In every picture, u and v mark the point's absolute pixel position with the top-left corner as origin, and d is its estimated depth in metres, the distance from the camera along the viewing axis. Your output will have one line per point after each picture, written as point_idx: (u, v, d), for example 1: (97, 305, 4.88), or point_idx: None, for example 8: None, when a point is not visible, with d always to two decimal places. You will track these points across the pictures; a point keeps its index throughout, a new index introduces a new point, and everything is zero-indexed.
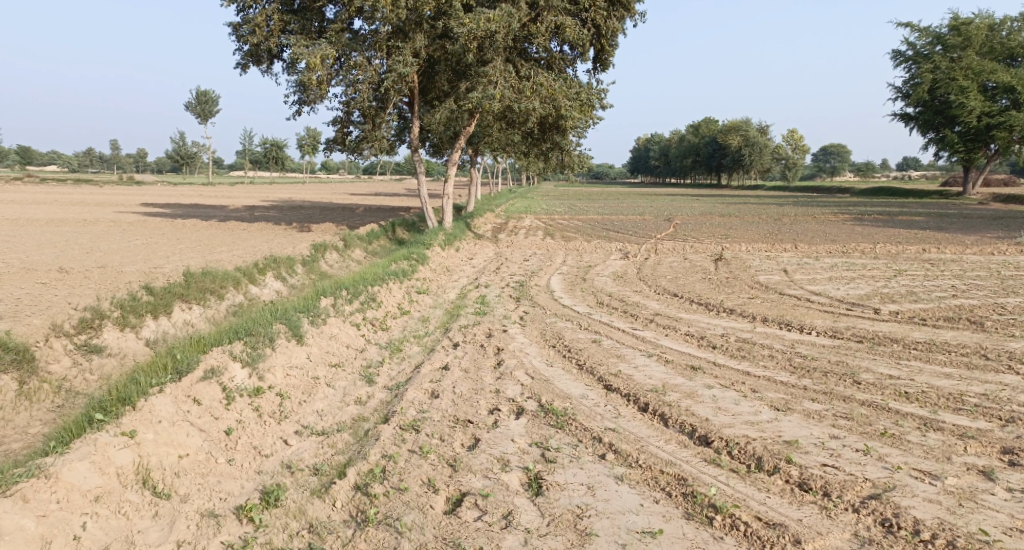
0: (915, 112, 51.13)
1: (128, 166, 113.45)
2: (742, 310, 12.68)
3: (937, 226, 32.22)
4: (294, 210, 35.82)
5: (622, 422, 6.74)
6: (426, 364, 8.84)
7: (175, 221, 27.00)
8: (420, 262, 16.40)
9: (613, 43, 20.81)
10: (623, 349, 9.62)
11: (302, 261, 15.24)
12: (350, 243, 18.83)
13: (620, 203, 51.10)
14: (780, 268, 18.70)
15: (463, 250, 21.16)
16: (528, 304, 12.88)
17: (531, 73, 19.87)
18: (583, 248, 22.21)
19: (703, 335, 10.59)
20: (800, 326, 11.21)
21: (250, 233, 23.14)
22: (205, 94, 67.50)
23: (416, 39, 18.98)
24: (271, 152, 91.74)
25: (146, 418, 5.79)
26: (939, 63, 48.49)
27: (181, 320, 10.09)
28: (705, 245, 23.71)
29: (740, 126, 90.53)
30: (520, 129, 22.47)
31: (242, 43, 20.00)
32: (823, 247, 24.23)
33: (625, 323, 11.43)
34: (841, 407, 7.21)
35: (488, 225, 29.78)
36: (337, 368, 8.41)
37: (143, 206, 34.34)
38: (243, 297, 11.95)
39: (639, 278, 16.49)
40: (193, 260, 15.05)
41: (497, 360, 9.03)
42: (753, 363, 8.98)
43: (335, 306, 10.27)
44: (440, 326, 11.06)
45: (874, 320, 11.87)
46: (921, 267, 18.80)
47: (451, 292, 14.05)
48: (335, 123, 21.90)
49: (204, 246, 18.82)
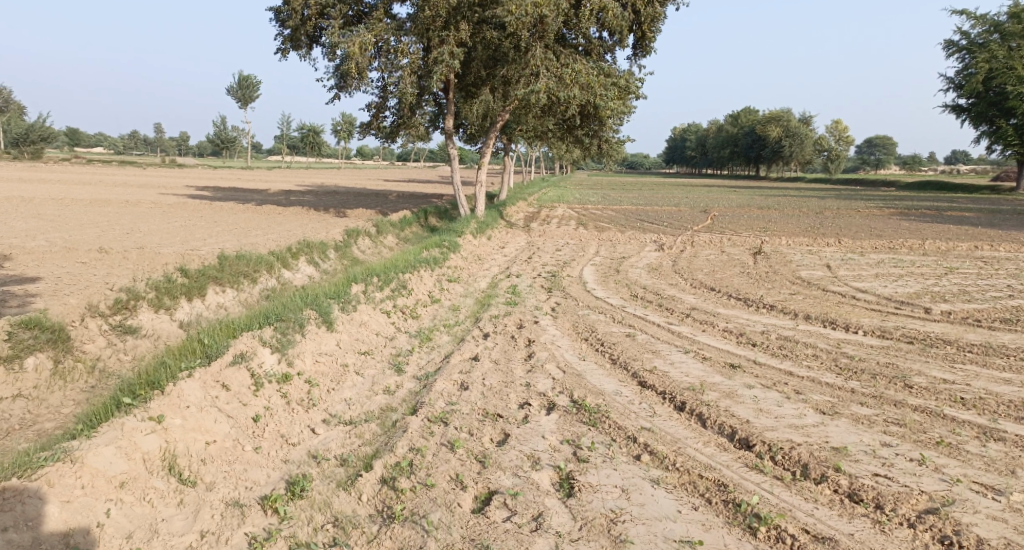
0: (968, 104, 49.28)
1: (170, 150, 115.62)
2: (782, 306, 12.26)
3: (988, 223, 31.04)
4: (329, 196, 35.99)
5: (657, 421, 6.46)
6: (456, 354, 8.66)
7: (213, 204, 27.26)
8: (452, 250, 16.24)
9: (654, 30, 20.27)
10: (659, 344, 9.33)
11: (334, 247, 15.19)
12: (382, 229, 18.75)
13: (656, 193, 50.34)
14: (822, 264, 18.12)
15: (496, 238, 20.95)
16: (560, 295, 12.62)
17: (569, 61, 19.45)
18: (617, 239, 21.83)
19: (741, 331, 10.22)
20: (844, 325, 10.78)
21: (285, 217, 23.23)
22: (245, 79, 68.14)
23: (461, 27, 18.74)
24: (308, 137, 92.58)
25: (174, 403, 5.69)
26: (995, 53, 46.60)
27: (214, 302, 10.05)
28: (743, 238, 23.13)
29: (782, 116, 88.49)
30: (556, 117, 22.11)
31: (282, 28, 19.96)
32: (867, 242, 23.47)
33: (660, 317, 11.12)
34: (891, 413, 6.83)
35: (521, 214, 29.53)
36: (366, 356, 8.27)
37: (183, 189, 34.79)
38: (276, 281, 11.89)
39: (675, 271, 16.11)
40: (229, 243, 15.08)
41: (528, 353, 8.81)
42: (795, 363, 8.62)
43: (366, 293, 10.14)
44: (471, 315, 10.88)
45: (923, 320, 11.37)
46: (972, 266, 18.06)
47: (483, 281, 13.86)
48: (371, 109, 21.78)
49: (239, 229, 18.89)
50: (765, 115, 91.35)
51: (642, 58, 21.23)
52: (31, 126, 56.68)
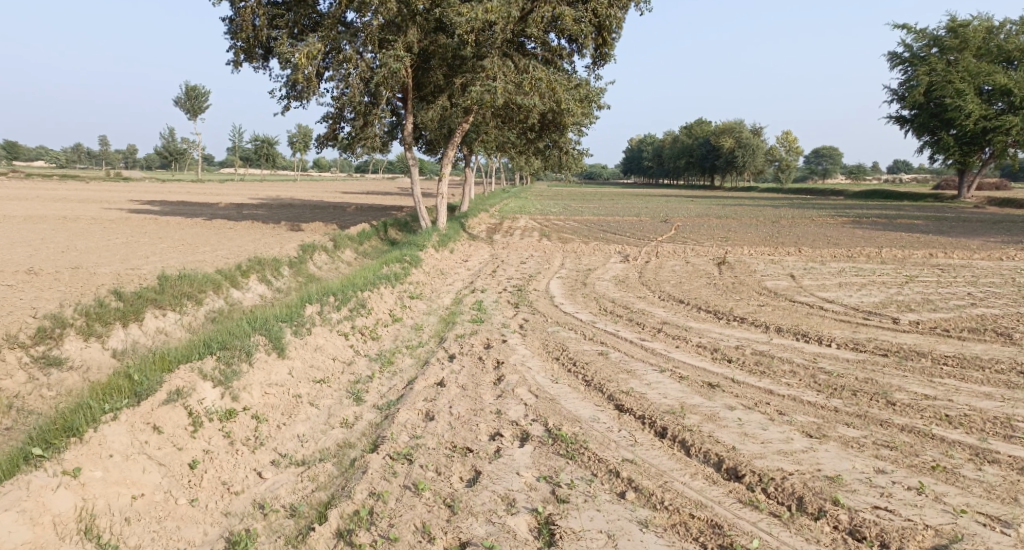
0: (911, 115, 50.72)
1: (117, 164, 112.03)
2: (753, 319, 11.99)
3: (938, 231, 31.64)
4: (284, 209, 35.00)
5: (639, 451, 6.01)
6: (420, 379, 8.09)
7: (160, 219, 26.13)
8: (413, 264, 15.65)
9: (614, 36, 20.00)
10: (633, 363, 8.90)
11: (288, 263, 14.47)
12: (340, 243, 18.03)
13: (615, 203, 50.46)
14: (786, 274, 18.04)
15: (457, 251, 20.40)
16: (527, 311, 12.12)
17: (530, 67, 18.96)
18: (581, 251, 21.48)
19: (716, 347, 9.87)
20: (818, 338, 10.55)
21: (237, 232, 22.34)
22: (194, 89, 66.30)
23: (410, 32, 18.21)
24: (262, 150, 90.71)
25: (93, 454, 5.04)
26: (936, 66, 48.08)
27: (154, 327, 9.34)
28: (706, 248, 23.04)
29: (734, 127, 90.15)
30: (517, 127, 21.74)
31: (234, 39, 19.11)
32: (827, 251, 23.61)
33: (632, 332, 10.71)
34: (880, 435, 6.51)
35: (482, 225, 29.08)
36: (322, 384, 7.65)
37: (129, 204, 33.39)
38: (225, 302, 11.18)
39: (642, 283, 15.80)
40: (174, 261, 14.26)
41: (497, 376, 8.29)
42: (774, 380, 8.30)
43: (322, 314, 9.50)
44: (434, 335, 10.33)
45: (894, 331, 11.20)
46: (931, 274, 18.18)
47: (446, 297, 13.30)
48: (326, 119, 21.09)
49: (187, 246, 17.98)
50: (718, 126, 92.80)
51: (601, 66, 20.99)
52: None
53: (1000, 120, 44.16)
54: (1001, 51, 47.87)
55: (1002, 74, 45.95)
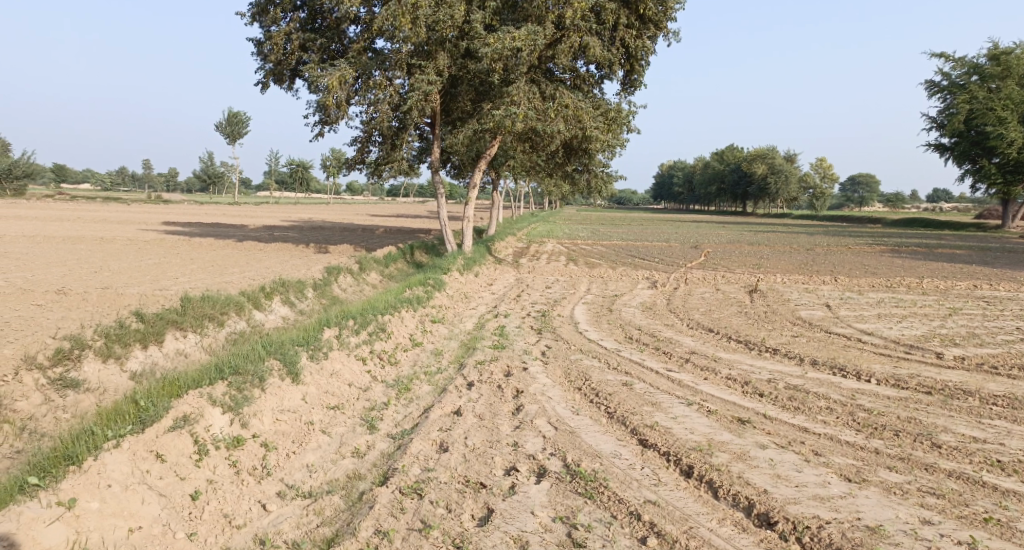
0: (951, 142, 49.60)
1: (157, 185, 114.87)
2: (786, 350, 11.54)
3: (981, 261, 30.60)
4: (315, 231, 35.25)
5: (664, 491, 5.65)
6: (436, 408, 7.83)
7: (191, 240, 26.46)
8: (437, 288, 15.47)
9: (644, 62, 19.85)
10: (659, 395, 8.53)
11: (312, 285, 14.40)
12: (365, 266, 17.97)
13: (644, 229, 49.99)
14: (821, 304, 17.48)
15: (483, 275, 20.21)
16: (550, 337, 11.82)
17: (556, 94, 18.97)
18: (609, 276, 21.14)
19: (746, 379, 9.45)
20: (855, 372, 10.07)
21: (266, 254, 22.47)
22: (234, 115, 67.90)
23: (439, 57, 18.33)
24: (297, 172, 92.26)
25: (91, 484, 4.90)
26: (976, 93, 47.05)
27: (174, 349, 9.26)
28: (737, 276, 22.52)
29: (767, 153, 89.19)
30: (545, 152, 21.63)
31: (264, 61, 19.38)
32: (863, 280, 22.91)
33: (658, 362, 10.33)
34: (925, 481, 6.06)
35: (510, 249, 28.92)
36: (336, 410, 7.43)
37: (164, 225, 33.92)
38: (246, 324, 11.09)
39: (670, 310, 15.40)
40: (201, 282, 14.28)
41: (516, 406, 7.99)
42: (809, 418, 7.87)
43: (340, 338, 9.32)
44: (454, 361, 10.07)
45: (936, 367, 10.67)
46: (974, 306, 17.46)
47: (469, 322, 13.07)
48: (355, 142, 21.22)
49: (215, 267, 18.06)
50: (751, 152, 91.94)
51: (632, 92, 20.81)
52: (16, 163, 55.74)
53: None
54: None
55: None
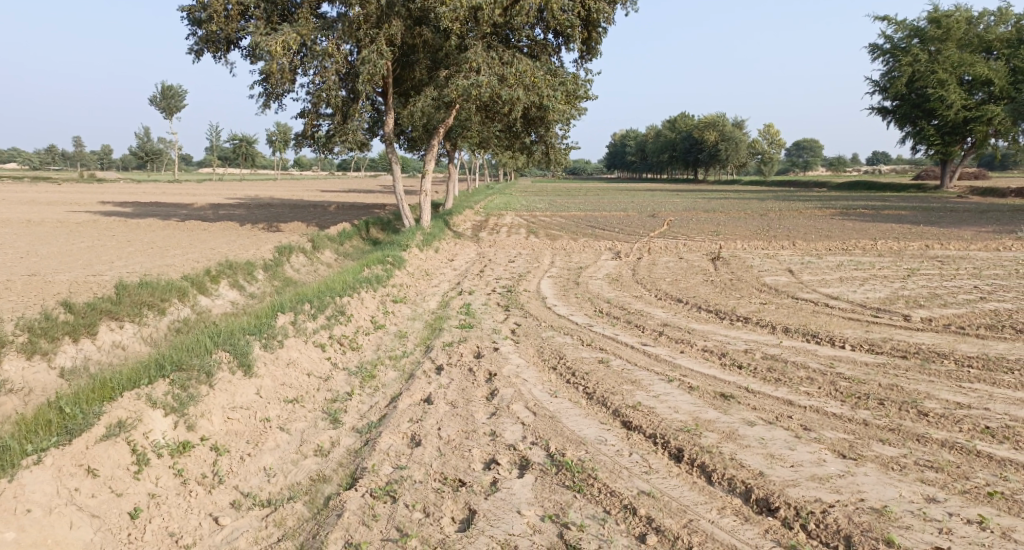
0: (893, 105, 50.56)
1: (93, 165, 109.94)
2: (758, 318, 11.33)
3: (928, 222, 31.22)
4: (263, 209, 33.96)
5: (656, 480, 5.30)
6: (404, 396, 7.31)
7: (129, 221, 25.10)
8: (396, 265, 14.83)
9: (602, 29, 19.33)
10: (637, 372, 8.17)
11: (263, 266, 13.62)
12: (319, 244, 17.20)
13: (600, 198, 49.74)
14: (784, 269, 17.43)
15: (442, 250, 19.61)
16: (518, 314, 11.37)
17: (513, 60, 18.35)
18: (571, 247, 20.76)
19: (723, 351, 9.16)
20: (830, 339, 9.89)
21: (211, 234, 21.39)
22: (170, 89, 65.07)
23: (392, 24, 17.53)
24: (241, 148, 89.23)
25: (7, 510, 4.31)
26: (918, 57, 47.83)
27: (109, 342, 8.57)
28: (698, 243, 22.39)
29: (717, 120, 89.87)
30: (501, 121, 20.98)
31: (198, 28, 18.15)
32: (821, 244, 23.06)
33: (632, 336, 9.99)
34: (921, 453, 5.82)
35: (468, 223, 28.28)
36: (295, 404, 6.86)
37: (102, 206, 32.20)
38: (190, 311, 10.35)
39: (636, 281, 15.10)
40: (140, 266, 13.39)
41: (490, 390, 7.52)
42: (792, 390, 7.62)
43: (295, 323, 8.67)
44: (420, 344, 9.55)
45: (906, 330, 10.59)
46: (931, 266, 17.64)
47: (432, 301, 12.50)
48: (303, 115, 20.22)
49: (156, 250, 17.06)
50: (701, 118, 92.45)
51: (589, 60, 20.27)
52: None
53: (982, 110, 44.05)
54: (981, 41, 47.75)
55: (983, 63, 45.82)
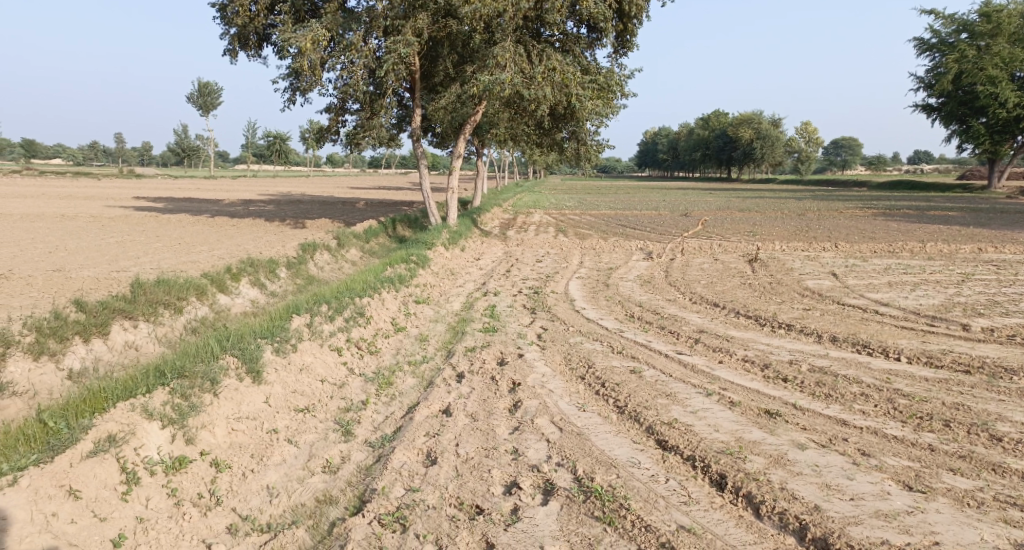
0: (938, 103, 48.74)
1: (132, 160, 112.07)
2: (801, 326, 10.61)
3: (976, 223, 29.83)
4: (293, 205, 33.87)
5: (698, 513, 4.79)
6: (421, 407, 6.82)
7: (159, 216, 25.15)
8: (421, 264, 14.38)
9: (637, 21, 18.59)
10: (673, 385, 7.57)
11: (286, 264, 13.29)
12: (344, 241, 16.85)
13: (631, 196, 48.85)
14: (826, 272, 16.57)
15: (470, 249, 19.15)
16: (546, 318, 10.82)
17: (543, 56, 17.82)
18: (601, 248, 20.12)
19: (765, 362, 8.51)
20: (883, 350, 9.15)
21: (239, 230, 21.22)
22: (206, 85, 65.66)
23: (419, 17, 17.02)
24: (275, 145, 90.06)
25: None
26: (966, 53, 45.98)
27: (121, 342, 8.26)
28: (734, 244, 21.56)
29: (753, 118, 88.11)
30: (531, 117, 20.43)
31: (228, 26, 17.91)
32: (864, 246, 22.07)
33: (666, 344, 9.37)
34: (1001, 487, 5.15)
35: (496, 221, 27.80)
36: (306, 413, 6.42)
37: (135, 201, 32.39)
38: (208, 310, 10.01)
39: (670, 284, 14.43)
40: (163, 262, 13.18)
41: (513, 402, 7.00)
42: (845, 408, 6.95)
43: (311, 324, 8.23)
44: (442, 349, 9.06)
45: (965, 342, 9.79)
46: (985, 271, 16.63)
47: (457, 302, 12.03)
48: (330, 111, 19.93)
49: (181, 246, 16.88)
50: (736, 116, 90.70)
51: (625, 55, 19.61)
52: None
53: None
54: None
55: None
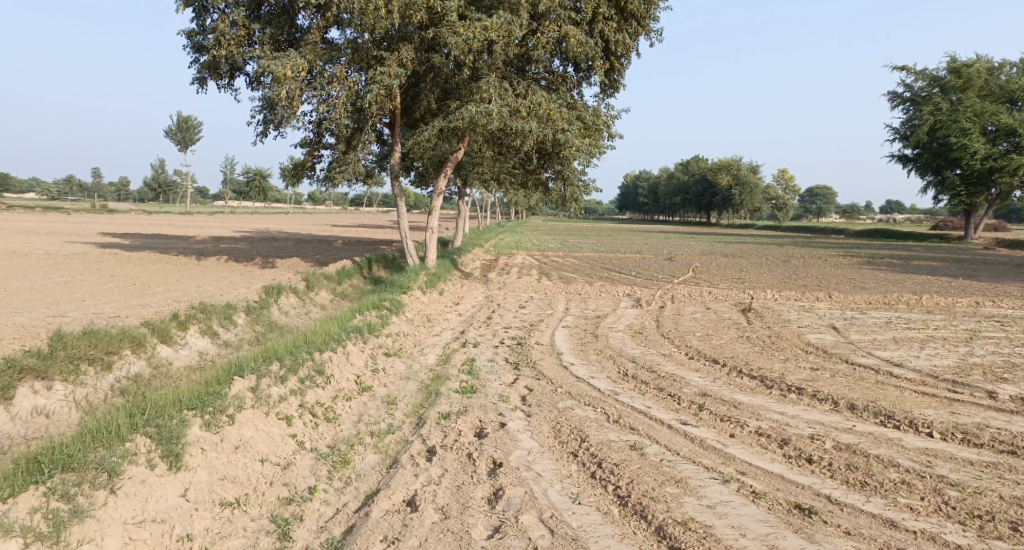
0: (914, 153, 48.97)
1: (107, 195, 110.08)
2: (814, 390, 9.52)
3: (963, 275, 29.29)
4: (266, 243, 32.52)
5: None
6: (381, 495, 5.60)
7: (120, 253, 23.77)
8: (394, 310, 13.19)
9: (626, 60, 17.82)
10: (683, 467, 6.41)
11: (245, 309, 12.04)
12: (313, 283, 15.67)
13: (614, 240, 48.06)
14: (826, 325, 15.61)
15: (448, 292, 18.04)
16: (531, 375, 9.64)
17: (529, 91, 16.96)
18: (587, 293, 19.09)
19: (783, 437, 7.36)
20: (912, 423, 8.06)
21: (202, 269, 19.91)
22: (184, 120, 64.53)
23: (404, 49, 16.30)
24: (253, 181, 88.89)
25: None
26: (940, 105, 46.22)
27: (30, 408, 6.98)
28: (724, 292, 20.65)
29: (731, 164, 88.77)
30: (514, 155, 19.55)
31: (199, 54, 16.88)
32: (858, 296, 21.23)
33: (667, 412, 8.18)
34: None
35: (476, 263, 26.73)
36: (234, 507, 5.25)
37: (98, 236, 30.87)
38: (144, 365, 8.72)
39: (662, 335, 13.39)
40: (106, 307, 11.89)
41: (493, 490, 5.77)
42: (889, 502, 5.84)
43: (255, 388, 6.96)
44: (413, 414, 7.83)
45: (998, 414, 8.73)
46: (990, 328, 15.76)
47: (432, 355, 10.82)
48: (304, 145, 18.91)
49: (135, 287, 15.58)
50: (714, 163, 91.31)
51: (612, 95, 18.84)
52: None
53: (1005, 160, 42.53)
54: (1004, 91, 46.24)
55: (1006, 113, 44.24)
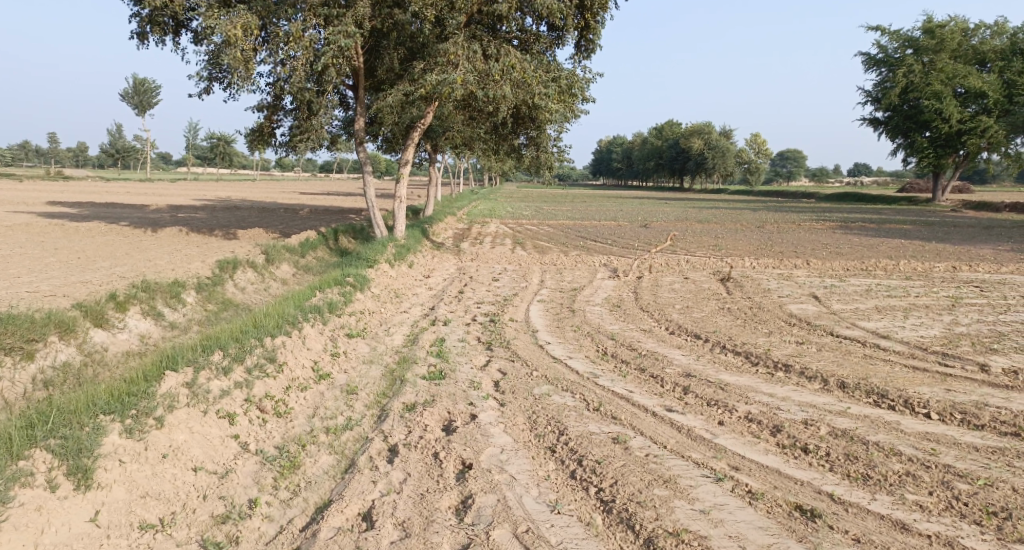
0: (886, 116, 48.75)
1: (64, 161, 106.21)
2: (802, 367, 9.00)
3: (936, 238, 29.21)
4: (229, 212, 31.18)
5: None
6: (332, 508, 4.93)
7: (70, 224, 22.44)
8: (358, 285, 12.37)
9: (602, 18, 16.83)
10: (671, 463, 5.81)
11: (195, 286, 11.17)
12: (274, 257, 14.76)
13: (589, 206, 47.28)
14: (807, 294, 15.16)
15: (418, 265, 17.25)
16: (504, 357, 8.96)
17: (499, 52, 15.91)
18: (563, 263, 18.43)
19: (776, 424, 6.81)
20: (910, 404, 7.55)
21: (156, 241, 18.79)
22: (142, 82, 61.89)
23: (360, 4, 15.11)
24: (217, 147, 86.20)
25: None
26: (913, 67, 45.87)
27: None
28: (702, 260, 20.13)
29: (704, 128, 88.21)
30: (484, 119, 18.64)
31: (140, 8, 15.57)
32: (837, 262, 20.85)
33: (651, 397, 7.58)
34: None
35: (448, 232, 25.85)
36: (156, 531, 4.61)
37: (49, 206, 29.26)
38: (75, 353, 7.90)
39: (642, 308, 12.80)
40: (40, 285, 10.92)
41: (461, 498, 5.14)
42: (899, 499, 5.31)
43: (192, 383, 6.18)
44: (374, 406, 7.12)
45: (996, 390, 8.28)
46: (971, 294, 15.44)
47: (399, 335, 10.08)
48: (261, 108, 17.76)
49: (79, 261, 14.53)
50: (688, 127, 90.70)
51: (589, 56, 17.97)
52: None
53: (975, 122, 42.48)
54: (976, 52, 46.05)
55: (977, 75, 44.08)
